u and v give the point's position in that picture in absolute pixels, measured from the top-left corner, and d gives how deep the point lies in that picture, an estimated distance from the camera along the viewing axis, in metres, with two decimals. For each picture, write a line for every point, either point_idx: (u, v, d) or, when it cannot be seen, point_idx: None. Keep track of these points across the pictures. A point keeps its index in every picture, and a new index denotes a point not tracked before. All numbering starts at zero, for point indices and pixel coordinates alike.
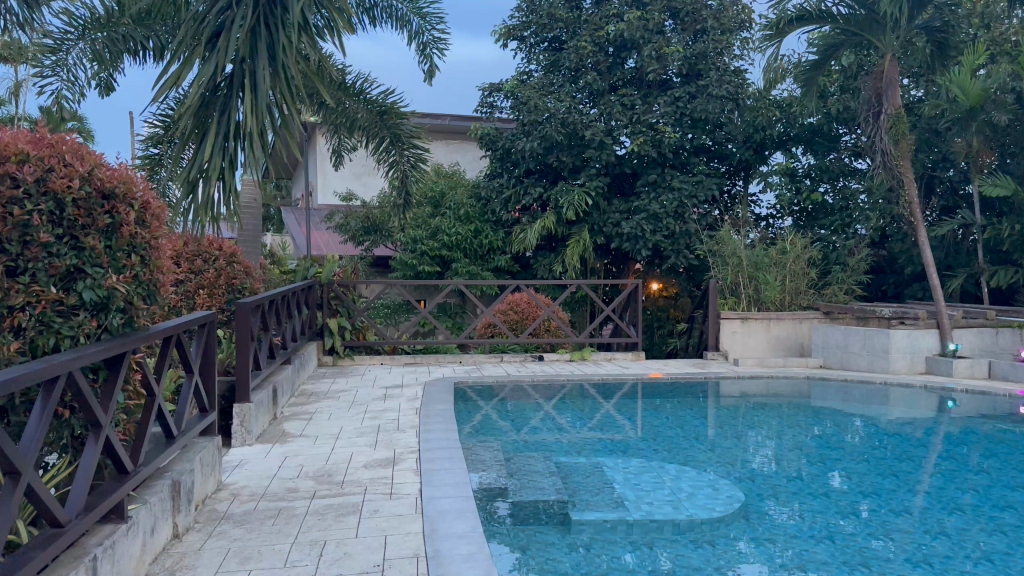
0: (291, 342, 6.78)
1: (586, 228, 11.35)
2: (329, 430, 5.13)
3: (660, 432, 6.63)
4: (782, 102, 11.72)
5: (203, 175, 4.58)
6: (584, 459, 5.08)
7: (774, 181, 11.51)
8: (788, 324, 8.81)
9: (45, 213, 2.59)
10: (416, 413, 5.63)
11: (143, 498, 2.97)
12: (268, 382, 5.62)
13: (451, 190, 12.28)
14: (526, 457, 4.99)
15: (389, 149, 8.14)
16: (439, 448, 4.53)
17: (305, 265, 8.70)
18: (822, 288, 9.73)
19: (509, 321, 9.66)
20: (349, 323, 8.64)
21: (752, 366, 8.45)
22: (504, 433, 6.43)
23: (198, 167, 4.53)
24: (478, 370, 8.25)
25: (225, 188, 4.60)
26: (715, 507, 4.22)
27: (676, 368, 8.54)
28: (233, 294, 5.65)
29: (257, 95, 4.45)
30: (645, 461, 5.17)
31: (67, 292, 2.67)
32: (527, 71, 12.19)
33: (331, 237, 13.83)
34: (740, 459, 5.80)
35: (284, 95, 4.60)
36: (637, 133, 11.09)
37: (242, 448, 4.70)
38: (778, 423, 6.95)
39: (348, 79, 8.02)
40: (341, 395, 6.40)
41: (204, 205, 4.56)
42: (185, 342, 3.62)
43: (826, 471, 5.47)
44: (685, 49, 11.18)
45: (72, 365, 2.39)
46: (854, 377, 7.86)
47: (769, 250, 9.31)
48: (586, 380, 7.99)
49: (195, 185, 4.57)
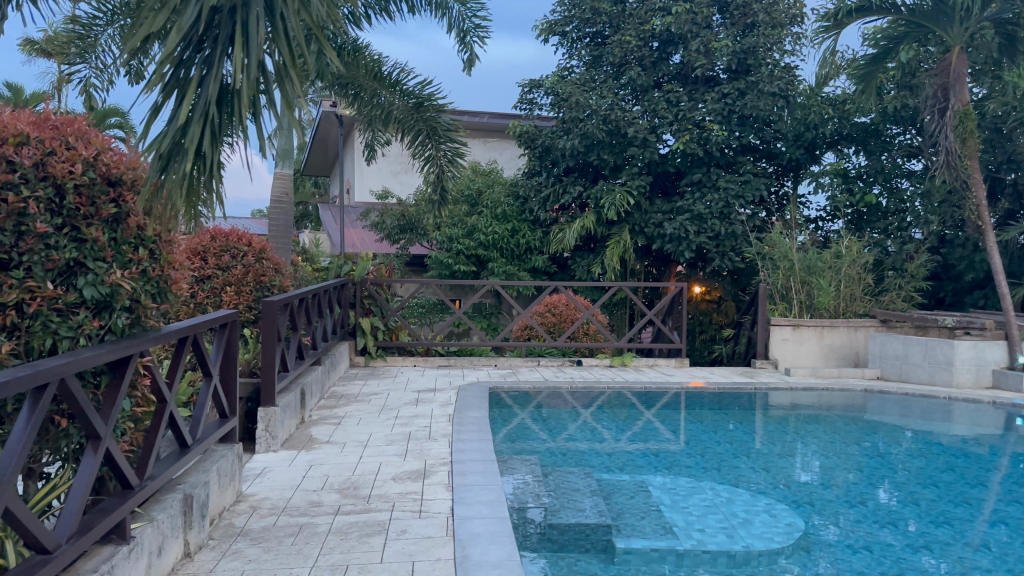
0: (322, 341, 6.54)
1: (626, 229, 10.97)
2: (358, 437, 4.87)
3: (707, 445, 6.26)
4: (835, 100, 11.30)
5: (178, 150, 2.83)
6: (627, 477, 4.73)
7: (826, 182, 11.02)
8: (842, 332, 8.33)
9: (43, 201, 2.33)
10: (449, 420, 5.33)
11: (150, 515, 2.71)
12: (296, 384, 5.37)
13: (488, 188, 11.97)
14: (565, 473, 4.65)
15: (426, 142, 7.82)
16: (473, 461, 4.22)
17: (338, 262, 8.50)
18: (877, 295, 9.21)
19: (545, 324, 9.25)
20: (382, 324, 8.40)
21: (804, 376, 8.02)
22: (540, 442, 6.12)
23: (167, 138, 2.80)
24: (515, 375, 7.93)
25: (206, 174, 2.93)
26: (773, 537, 3.85)
27: (723, 376, 8.13)
28: (262, 291, 5.41)
29: (249, 48, 2.72)
30: (693, 481, 4.80)
31: (66, 289, 2.41)
32: (568, 67, 11.86)
33: (365, 236, 13.64)
34: (795, 478, 5.41)
35: (286, 56, 2.85)
36: (682, 130, 10.72)
37: (266, 454, 4.46)
38: (833, 438, 6.50)
39: (385, 69, 7.80)
40: (372, 398, 6.14)
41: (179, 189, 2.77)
42: (203, 343, 3.38)
43: (891, 496, 5.03)
44: (735, 44, 10.77)
45: (67, 370, 2.14)
46: (914, 391, 7.36)
47: (823, 253, 8.83)
48: (628, 388, 7.61)
49: (168, 162, 2.81)
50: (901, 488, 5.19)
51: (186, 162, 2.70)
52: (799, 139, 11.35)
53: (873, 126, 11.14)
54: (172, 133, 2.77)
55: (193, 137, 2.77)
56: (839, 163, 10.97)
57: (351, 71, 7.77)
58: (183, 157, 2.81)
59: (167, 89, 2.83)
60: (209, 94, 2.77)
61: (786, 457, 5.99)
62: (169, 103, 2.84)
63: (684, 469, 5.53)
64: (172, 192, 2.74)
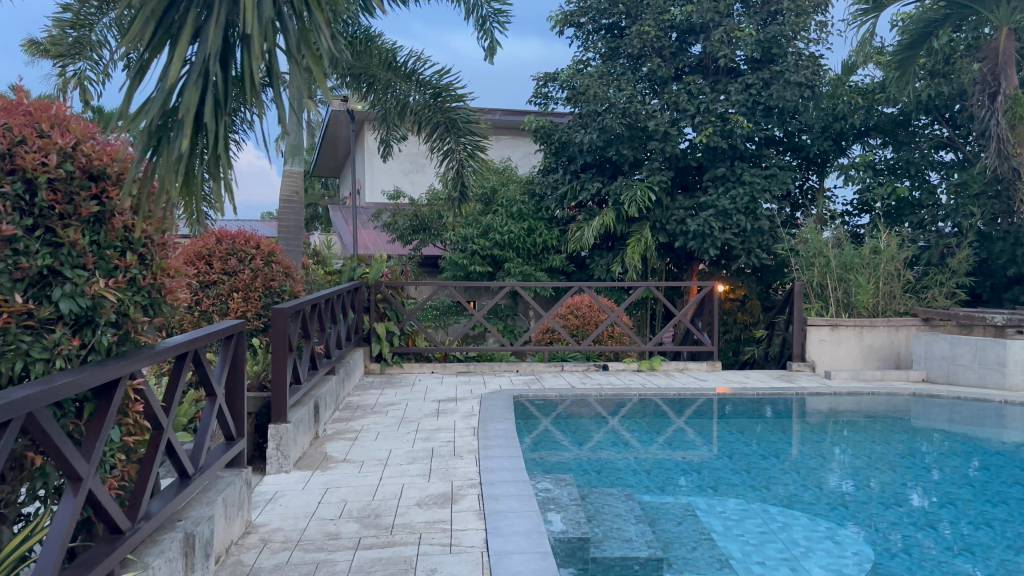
0: (336, 349, 6.17)
1: (647, 226, 10.57)
2: (376, 454, 4.49)
3: (748, 457, 5.75)
4: (864, 90, 10.92)
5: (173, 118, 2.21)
6: (671, 499, 4.34)
7: (854, 174, 10.62)
8: (882, 332, 7.90)
9: (10, 198, 1.97)
10: (473, 433, 4.95)
11: (144, 562, 2.34)
12: (309, 397, 5.00)
13: (503, 186, 11.61)
14: (603, 495, 4.24)
15: (444, 137, 7.45)
16: (505, 483, 3.83)
17: (351, 264, 8.16)
18: (916, 292, 8.78)
19: (569, 326, 8.94)
20: (397, 328, 8.04)
21: (846, 379, 7.56)
22: (567, 452, 5.75)
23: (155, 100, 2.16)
24: (538, 381, 7.53)
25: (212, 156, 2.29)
26: (843, 570, 3.43)
27: (758, 380, 7.71)
28: (272, 298, 5.03)
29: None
30: (742, 502, 4.39)
31: (39, 302, 2.03)
32: (584, 60, 11.45)
33: (377, 237, 13.28)
34: (848, 490, 4.98)
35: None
36: (704, 123, 10.27)
37: (277, 476, 4.10)
38: (881, 445, 6.08)
39: (399, 58, 7.54)
40: (390, 410, 5.76)
41: (174, 173, 2.19)
42: (205, 360, 3.01)
43: (956, 514, 4.56)
44: (758, 33, 10.38)
45: (37, 400, 1.77)
46: (965, 395, 6.91)
47: (859, 248, 8.39)
48: (659, 395, 7.19)
49: (161, 136, 2.20)
50: (965, 505, 4.73)
51: (183, 140, 2.10)
52: (826, 131, 10.92)
53: (902, 116, 10.73)
54: (165, 103, 2.14)
55: (193, 99, 2.13)
56: (868, 155, 10.57)
57: (363, 60, 7.56)
58: (177, 131, 2.18)
59: (155, 40, 2.24)
60: (209, 46, 2.15)
61: (834, 467, 5.54)
62: (160, 60, 2.25)
63: (728, 485, 4.98)
64: (165, 179, 2.17)
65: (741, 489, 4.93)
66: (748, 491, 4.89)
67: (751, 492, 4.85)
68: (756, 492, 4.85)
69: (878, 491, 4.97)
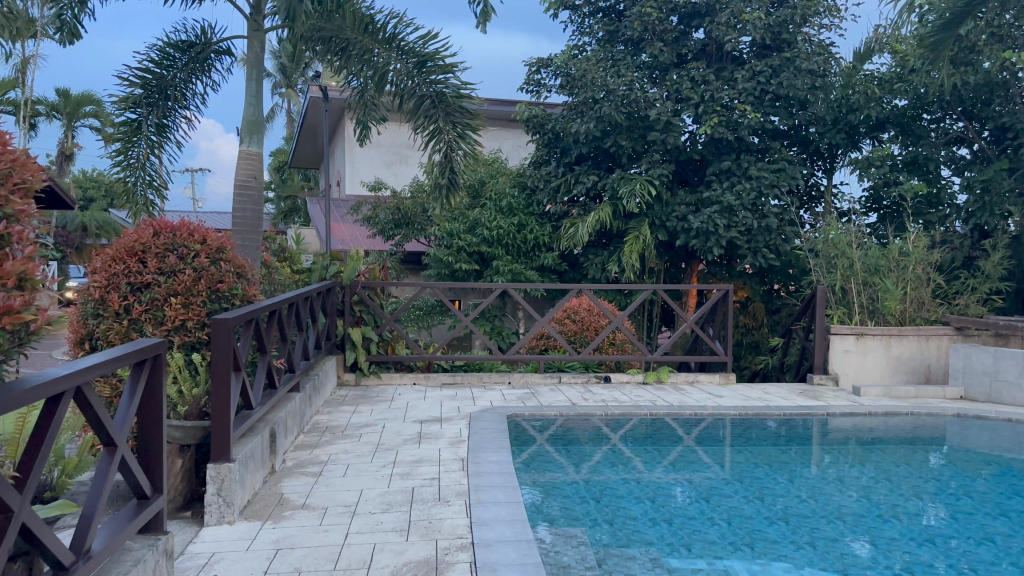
0: (301, 360, 5.33)
1: (646, 223, 9.81)
2: (344, 496, 3.69)
3: (757, 479, 5.10)
4: (879, 79, 10.16)
5: None
6: (703, 564, 3.55)
7: (868, 169, 9.82)
8: (911, 342, 7.18)
9: None
10: (462, 467, 4.16)
11: None
12: (265, 422, 4.16)
13: (492, 179, 10.77)
14: (622, 562, 3.44)
15: (430, 113, 6.74)
16: (502, 545, 3.03)
17: (323, 262, 7.30)
18: (945, 298, 8.05)
19: (566, 332, 8.18)
20: (375, 334, 7.20)
21: (876, 396, 6.83)
22: (570, 477, 4.96)
23: None
24: (533, 396, 6.74)
25: None
26: None
27: (778, 397, 6.95)
28: (220, 303, 4.16)
29: None
30: (789, 567, 3.60)
31: None
32: (579, 45, 10.59)
33: (356, 230, 12.39)
34: (880, 525, 4.25)
35: None
36: (709, 113, 9.49)
37: (216, 529, 3.29)
38: (925, 471, 5.32)
39: (377, 19, 6.61)
40: (364, 433, 4.94)
41: None
42: (95, 400, 2.16)
43: (1007, 557, 3.83)
44: (766, 17, 9.61)
45: None
46: (1011, 416, 6.20)
47: (885, 250, 7.66)
48: (669, 413, 6.38)
49: None
50: (1010, 545, 4.01)
51: None
52: (838, 123, 10.15)
53: (914, 109, 10.03)
54: None
55: None
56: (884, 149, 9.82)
57: (334, 22, 6.52)
58: None
59: None
60: None
61: (856, 492, 4.86)
62: None
63: (741, 515, 4.34)
64: None
65: (756, 523, 4.21)
66: (764, 523, 4.21)
67: (768, 526, 4.17)
68: (773, 524, 4.20)
69: (905, 522, 4.31)
